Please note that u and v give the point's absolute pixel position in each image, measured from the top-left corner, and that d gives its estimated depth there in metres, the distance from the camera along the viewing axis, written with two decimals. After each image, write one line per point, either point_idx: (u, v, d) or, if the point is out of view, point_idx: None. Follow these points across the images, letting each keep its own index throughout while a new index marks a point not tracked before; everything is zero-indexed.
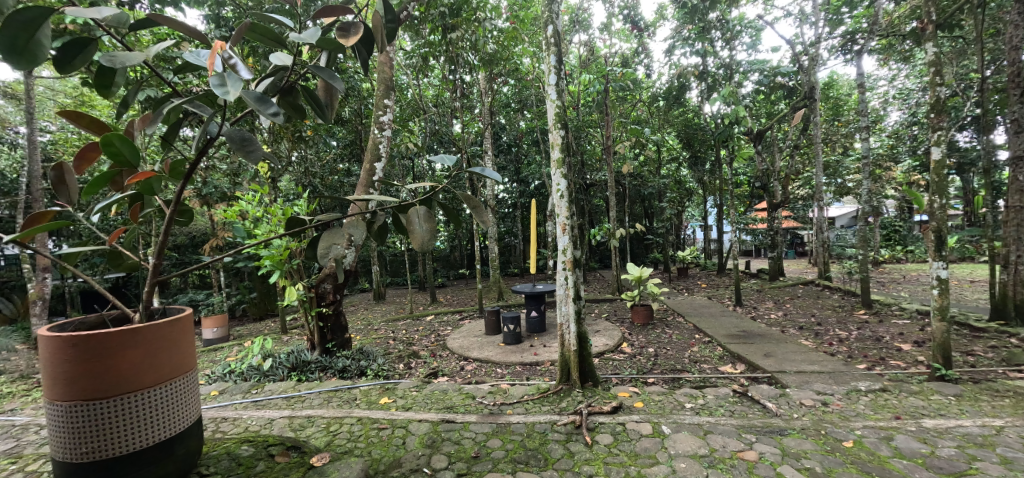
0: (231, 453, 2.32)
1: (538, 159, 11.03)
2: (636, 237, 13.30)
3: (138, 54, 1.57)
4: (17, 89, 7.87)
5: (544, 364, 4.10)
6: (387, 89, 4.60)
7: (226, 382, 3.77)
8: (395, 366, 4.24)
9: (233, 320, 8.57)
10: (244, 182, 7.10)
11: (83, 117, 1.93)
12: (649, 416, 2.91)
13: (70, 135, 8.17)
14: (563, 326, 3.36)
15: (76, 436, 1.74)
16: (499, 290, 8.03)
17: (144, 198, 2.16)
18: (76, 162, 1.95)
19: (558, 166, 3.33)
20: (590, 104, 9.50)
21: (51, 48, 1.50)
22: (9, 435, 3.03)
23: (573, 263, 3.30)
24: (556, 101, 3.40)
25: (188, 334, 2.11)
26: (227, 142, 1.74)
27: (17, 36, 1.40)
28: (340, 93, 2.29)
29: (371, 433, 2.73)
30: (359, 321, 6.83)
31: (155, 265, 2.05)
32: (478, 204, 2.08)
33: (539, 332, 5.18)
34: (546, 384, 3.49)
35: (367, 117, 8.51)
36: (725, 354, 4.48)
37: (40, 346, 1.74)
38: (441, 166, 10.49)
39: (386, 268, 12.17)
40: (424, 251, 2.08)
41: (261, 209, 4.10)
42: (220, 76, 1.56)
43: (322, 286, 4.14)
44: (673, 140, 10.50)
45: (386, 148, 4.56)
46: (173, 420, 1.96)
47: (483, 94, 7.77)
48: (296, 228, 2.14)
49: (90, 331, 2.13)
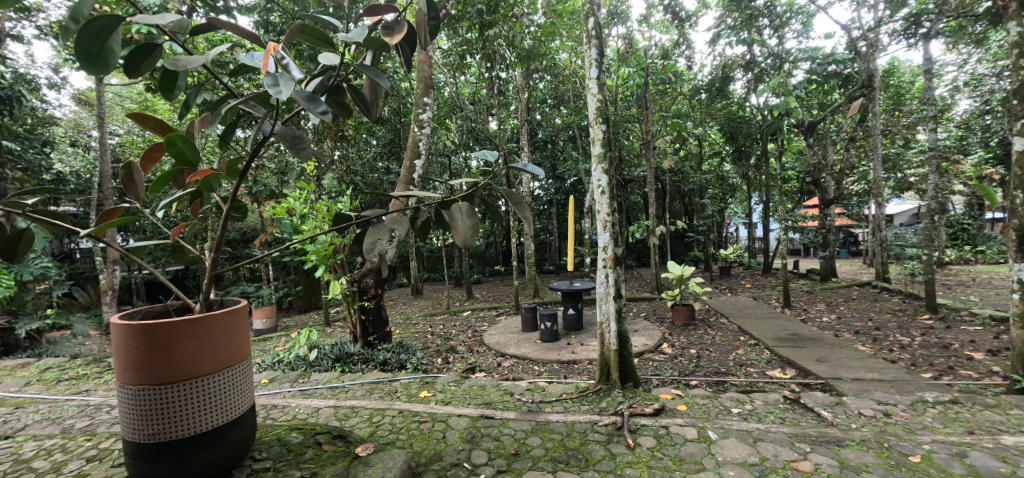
0: (281, 440, 2.44)
1: (574, 155, 10.91)
2: (676, 235, 12.90)
3: (197, 57, 1.69)
4: (90, 96, 8.58)
5: (582, 363, 4.03)
6: (426, 87, 4.60)
7: (276, 371, 3.93)
8: (434, 361, 4.28)
9: (280, 312, 8.99)
10: (291, 180, 7.40)
11: (148, 118, 2.07)
12: (693, 420, 2.81)
13: (135, 137, 8.78)
14: (603, 324, 3.28)
15: (143, 418, 1.87)
16: (535, 288, 7.98)
17: (203, 194, 2.30)
18: (142, 161, 2.11)
19: (599, 162, 3.23)
20: (627, 99, 9.29)
21: (121, 55, 1.61)
22: (85, 413, 3.30)
23: (614, 261, 3.20)
24: (597, 95, 3.30)
25: (243, 324, 2.21)
26: (279, 141, 1.87)
27: (92, 43, 1.51)
28: (385, 90, 2.34)
29: (412, 426, 2.77)
30: (398, 316, 6.97)
31: (213, 259, 2.16)
32: (519, 200, 2.13)
33: (576, 330, 5.11)
34: (584, 383, 3.43)
35: (406, 116, 8.66)
36: (774, 359, 4.24)
37: (112, 335, 1.88)
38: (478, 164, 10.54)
39: (423, 264, 12.43)
40: (467, 247, 2.04)
41: (306, 205, 4.20)
42: (272, 76, 1.64)
43: (364, 281, 4.27)
44: (715, 134, 10.10)
45: (426, 146, 4.58)
46: (228, 406, 2.06)
47: (520, 91, 7.70)
48: (342, 225, 2.23)
49: (155, 320, 2.28)
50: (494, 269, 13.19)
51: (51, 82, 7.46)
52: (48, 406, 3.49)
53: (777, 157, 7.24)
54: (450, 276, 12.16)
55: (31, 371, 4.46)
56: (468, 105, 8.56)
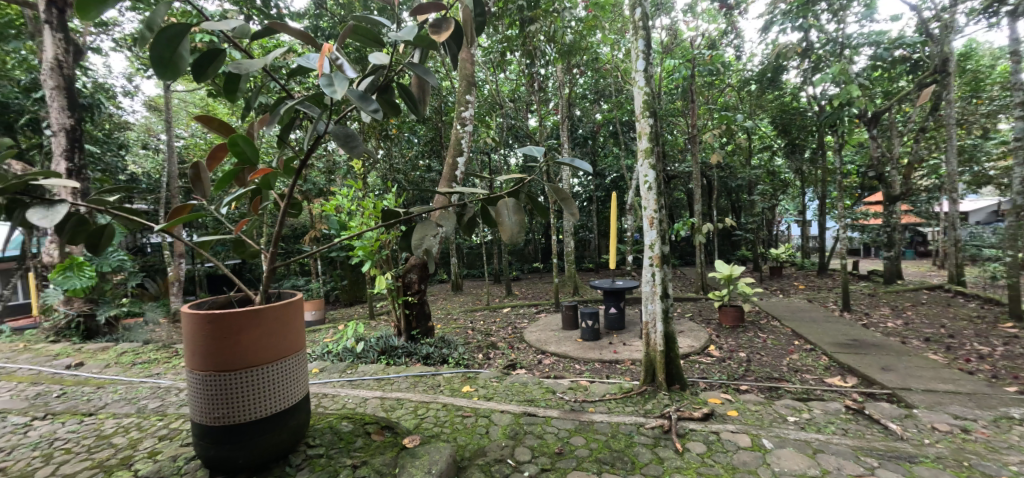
0: (333, 428, 2.56)
1: (615, 151, 10.69)
2: (722, 233, 12.38)
3: (257, 60, 1.83)
4: (158, 102, 9.29)
5: (624, 364, 3.95)
6: (469, 85, 4.63)
7: (325, 361, 4.10)
8: (475, 356, 4.32)
9: (327, 305, 9.39)
10: (338, 178, 7.70)
11: (214, 120, 2.20)
12: (746, 426, 2.68)
13: (198, 140, 9.42)
14: (649, 324, 3.20)
15: (209, 403, 1.99)
16: (574, 286, 7.91)
17: (262, 192, 2.42)
18: (208, 161, 2.25)
19: (646, 157, 3.14)
20: (671, 92, 8.98)
21: (190, 60, 1.70)
22: (158, 394, 3.57)
23: (661, 259, 3.10)
24: (644, 89, 3.20)
25: (299, 315, 2.30)
26: (333, 140, 1.94)
27: (165, 50, 1.61)
28: (432, 87, 2.36)
29: (456, 420, 2.80)
30: (439, 311, 7.11)
31: (273, 253, 2.27)
32: (566, 197, 2.22)
33: (618, 329, 5.01)
34: (629, 384, 3.35)
35: (447, 114, 8.80)
36: (833, 365, 3.98)
37: (183, 324, 2.01)
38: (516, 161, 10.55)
39: (463, 261, 12.61)
40: (513, 244, 2.04)
41: (354, 202, 4.33)
42: (328, 76, 1.69)
43: (408, 276, 4.39)
44: (766, 127, 9.58)
45: (468, 143, 4.61)
46: (286, 394, 2.16)
47: (561, 87, 7.61)
48: (392, 222, 2.30)
49: (221, 310, 2.43)
50: (532, 266, 13.18)
51: (125, 90, 8.13)
52: (126, 386, 3.80)
53: (836, 150, 6.77)
54: (489, 272, 12.27)
55: (112, 354, 4.89)
56: (508, 102, 8.56)
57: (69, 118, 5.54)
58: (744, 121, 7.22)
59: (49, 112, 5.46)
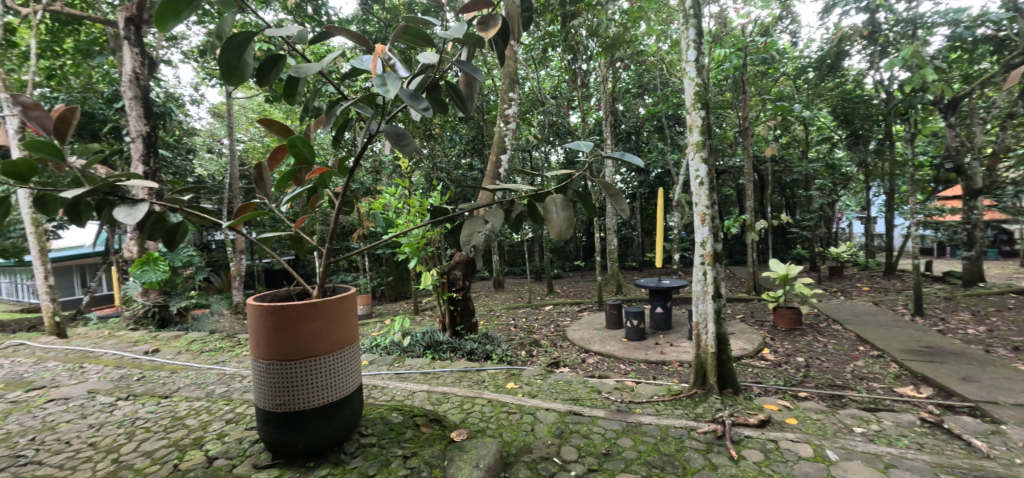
0: (384, 419, 2.65)
1: (659, 146, 10.39)
2: (774, 230, 11.74)
3: (315, 63, 1.89)
4: (221, 109, 9.97)
5: (672, 365, 3.83)
6: (511, 82, 4.63)
7: (374, 354, 4.25)
8: (518, 353, 4.34)
9: (374, 300, 9.75)
10: (384, 177, 7.96)
11: (274, 123, 2.32)
12: (806, 436, 2.52)
13: (255, 143, 10.04)
14: (700, 325, 3.09)
15: (273, 390, 2.11)
16: (618, 284, 7.77)
17: (319, 191, 2.53)
18: (269, 161, 2.37)
19: (697, 150, 3.02)
20: (720, 83, 8.61)
21: (254, 65, 1.80)
22: (224, 381, 3.83)
23: (713, 257, 2.98)
24: (695, 80, 3.07)
25: (353, 309, 2.39)
26: (385, 139, 2.00)
27: (232, 56, 1.70)
28: (480, 85, 2.37)
29: (501, 416, 2.83)
30: (482, 307, 7.20)
31: (329, 249, 2.36)
32: (615, 192, 2.17)
33: (664, 329, 4.87)
34: (677, 386, 3.25)
35: (490, 113, 8.87)
36: (903, 374, 3.67)
37: (249, 315, 2.14)
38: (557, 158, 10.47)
39: (504, 258, 12.71)
40: (562, 239, 2.02)
41: (401, 200, 4.47)
42: (381, 76, 1.74)
43: (453, 273, 4.47)
44: (824, 117, 8.97)
45: (511, 141, 4.63)
46: (342, 384, 2.25)
47: (603, 82, 7.49)
48: (441, 219, 2.35)
49: (282, 302, 2.56)
50: (574, 264, 13.08)
51: (193, 98, 8.79)
52: (197, 372, 4.12)
53: (907, 141, 6.23)
54: (530, 270, 12.30)
55: (183, 341, 5.32)
56: (550, 99, 8.53)
57: (146, 125, 6.06)
58: (801, 111, 6.78)
59: (129, 120, 6.01)
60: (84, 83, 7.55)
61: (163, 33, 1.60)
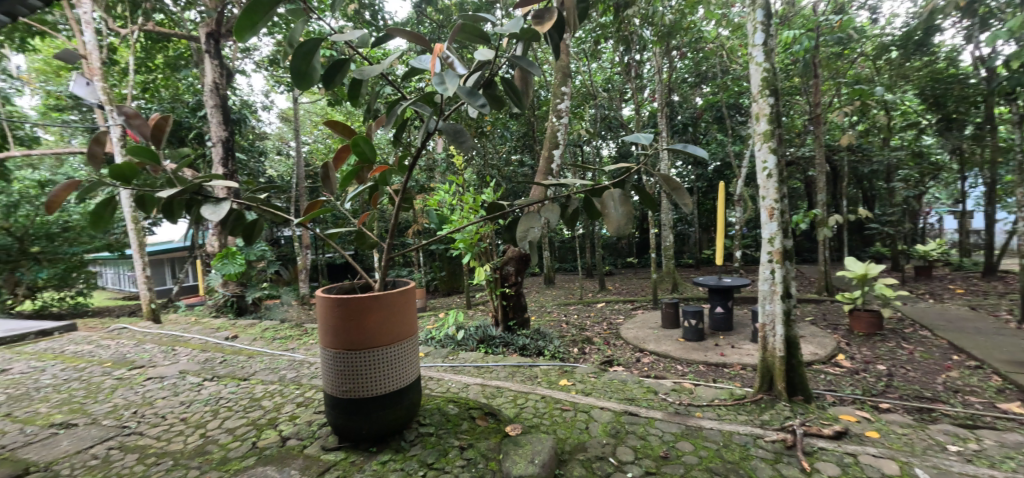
0: (442, 410, 2.75)
1: (717, 137, 9.88)
2: (849, 226, 10.80)
3: (377, 65, 1.97)
4: (288, 114, 10.72)
5: (733, 368, 3.65)
6: (564, 76, 4.59)
7: (430, 346, 4.40)
8: (570, 350, 4.32)
9: (427, 293, 10.09)
10: (437, 175, 8.21)
11: (339, 124, 2.44)
12: (890, 451, 2.30)
13: (319, 144, 10.69)
14: (767, 327, 2.92)
15: (339, 376, 2.24)
16: (673, 282, 7.51)
17: (380, 188, 2.64)
18: (335, 160, 2.50)
19: (765, 140, 2.84)
20: (788, 68, 8.04)
21: (321, 70, 1.90)
22: (295, 366, 4.14)
23: (782, 255, 2.80)
24: (762, 65, 2.89)
25: (412, 303, 2.48)
26: (443, 136, 2.04)
27: (303, 62, 1.82)
28: (535, 79, 2.36)
29: (555, 412, 2.83)
30: (533, 303, 7.24)
31: (390, 245, 2.46)
32: (677, 186, 2.08)
33: (724, 330, 4.65)
34: (740, 391, 3.10)
35: (540, 109, 8.87)
36: (1009, 389, 3.25)
37: (318, 305, 2.28)
38: (608, 153, 10.26)
39: (555, 254, 12.70)
40: (620, 236, 1.97)
41: (455, 197, 4.58)
42: (440, 75, 1.78)
43: (506, 268, 4.53)
44: (910, 100, 8.10)
45: (564, 136, 4.59)
46: (401, 375, 2.34)
47: (658, 72, 7.24)
48: (497, 215, 2.37)
49: (347, 295, 2.71)
50: (626, 260, 12.80)
51: (264, 104, 9.50)
52: (271, 358, 4.47)
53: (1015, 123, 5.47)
54: (581, 266, 12.20)
55: (258, 329, 5.80)
56: (601, 92, 8.38)
57: (225, 131, 6.62)
58: (883, 94, 6.16)
59: (211, 127, 6.60)
60: (173, 94, 8.39)
61: (242, 43, 1.73)
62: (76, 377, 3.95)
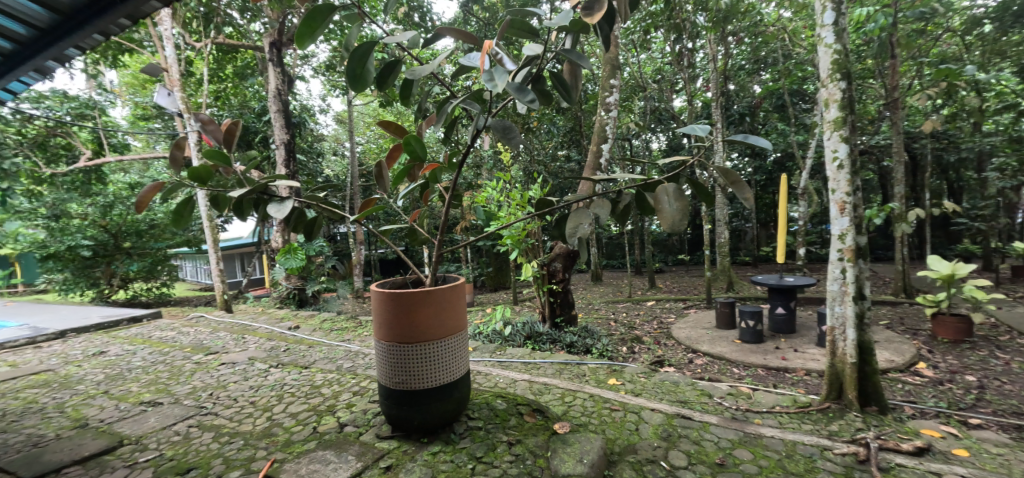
0: (490, 405, 2.80)
1: (777, 127, 9.28)
2: (931, 221, 9.77)
3: (428, 65, 2.01)
4: (343, 116, 11.26)
5: (796, 373, 3.43)
6: (613, 69, 4.48)
7: (478, 341, 4.49)
8: (619, 349, 4.25)
9: (475, 289, 10.29)
10: (485, 172, 8.33)
11: (392, 124, 2.52)
12: (983, 473, 2.06)
13: (372, 144, 11.16)
14: (835, 330, 2.72)
15: (393, 368, 2.33)
16: (728, 280, 7.17)
17: (430, 186, 2.70)
18: (388, 159, 2.58)
19: (836, 128, 2.63)
20: (860, 49, 7.39)
21: (375, 71, 1.97)
22: (352, 356, 4.37)
23: (855, 254, 2.58)
24: (834, 46, 2.67)
25: (461, 299, 2.53)
26: (493, 133, 2.06)
27: (359, 65, 1.89)
28: (584, 72, 2.31)
29: (604, 412, 2.79)
30: (580, 300, 7.18)
31: (441, 242, 2.52)
32: (737, 180, 1.96)
33: (784, 332, 4.38)
34: (803, 398, 2.91)
35: (588, 103, 8.74)
36: None
37: (373, 299, 2.39)
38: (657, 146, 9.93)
39: (602, 250, 12.54)
40: (674, 233, 1.89)
41: (502, 194, 4.62)
42: (489, 72, 1.78)
43: (553, 265, 4.52)
44: (1008, 78, 7.17)
45: (612, 130, 4.50)
46: (451, 369, 2.41)
47: (712, 60, 6.91)
48: (546, 211, 2.35)
49: (400, 289, 2.81)
50: (676, 257, 12.37)
51: (321, 108, 10.04)
52: (330, 348, 4.74)
53: None
54: (629, 263, 11.96)
55: (317, 320, 6.17)
56: (651, 83, 8.12)
57: (287, 134, 7.07)
58: (975, 73, 5.50)
59: (275, 130, 7.07)
60: (241, 101, 9.08)
61: (303, 50, 1.83)
62: (162, 360, 4.39)
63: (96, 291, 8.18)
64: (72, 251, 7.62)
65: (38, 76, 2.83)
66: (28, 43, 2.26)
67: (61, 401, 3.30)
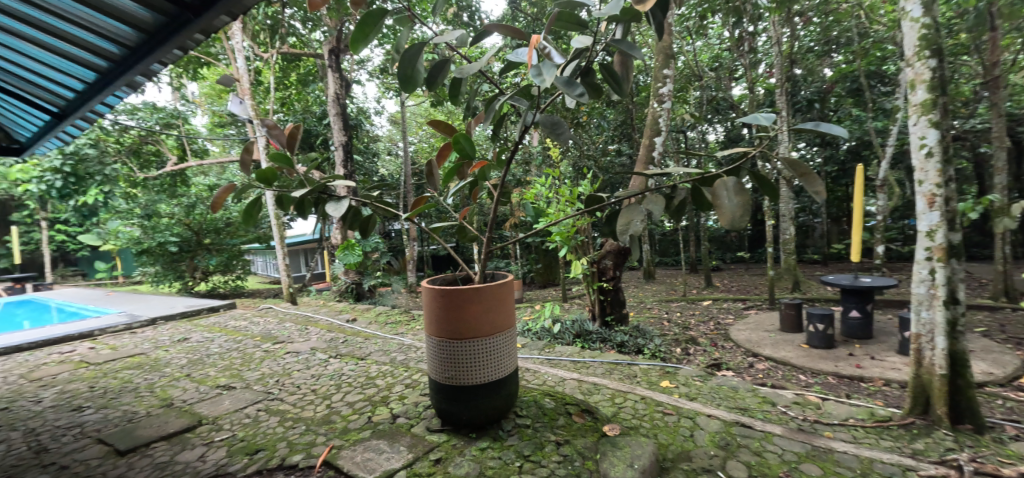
0: (538, 403, 2.77)
1: (850, 113, 8.49)
2: None
3: (476, 63, 2.00)
4: (396, 117, 11.69)
5: (874, 384, 3.11)
6: (666, 58, 4.29)
7: (527, 338, 4.49)
8: (672, 350, 4.07)
9: (524, 285, 10.33)
10: (534, 168, 8.32)
11: (442, 123, 2.55)
12: None
13: (425, 143, 11.50)
14: (922, 338, 2.43)
15: (443, 363, 2.37)
16: (794, 280, 6.66)
17: (479, 183, 2.71)
18: (438, 157, 2.62)
19: (924, 111, 2.34)
20: (953, 21, 6.56)
21: (424, 72, 2.00)
22: (405, 349, 4.52)
23: (947, 252, 2.29)
24: (922, 20, 2.37)
25: (510, 296, 2.52)
26: (541, 129, 2.02)
27: (409, 67, 1.93)
28: (636, 61, 2.21)
29: (655, 416, 2.68)
30: (632, 298, 6.98)
31: (489, 239, 2.52)
32: (807, 172, 1.77)
33: (860, 338, 4.00)
34: (883, 412, 2.62)
35: (639, 95, 8.46)
36: None
37: (424, 295, 2.44)
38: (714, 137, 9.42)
39: (655, 247, 12.14)
40: (734, 229, 1.76)
41: (551, 190, 4.58)
42: (537, 67, 1.74)
43: (603, 262, 4.42)
44: None
45: (666, 121, 4.31)
46: (500, 366, 2.41)
47: (776, 43, 6.43)
48: (596, 208, 2.28)
49: (449, 285, 2.86)
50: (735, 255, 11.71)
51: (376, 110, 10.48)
52: (384, 340, 4.94)
53: None
54: (684, 261, 11.49)
55: (372, 313, 6.46)
56: (707, 71, 7.71)
57: (345, 136, 7.44)
58: None
59: (334, 133, 7.47)
60: (303, 107, 9.68)
61: (357, 55, 1.89)
62: (236, 347, 4.78)
63: (181, 283, 9.08)
64: (162, 246, 8.49)
65: (129, 90, 3.15)
66: (120, 60, 2.52)
67: (152, 382, 3.69)
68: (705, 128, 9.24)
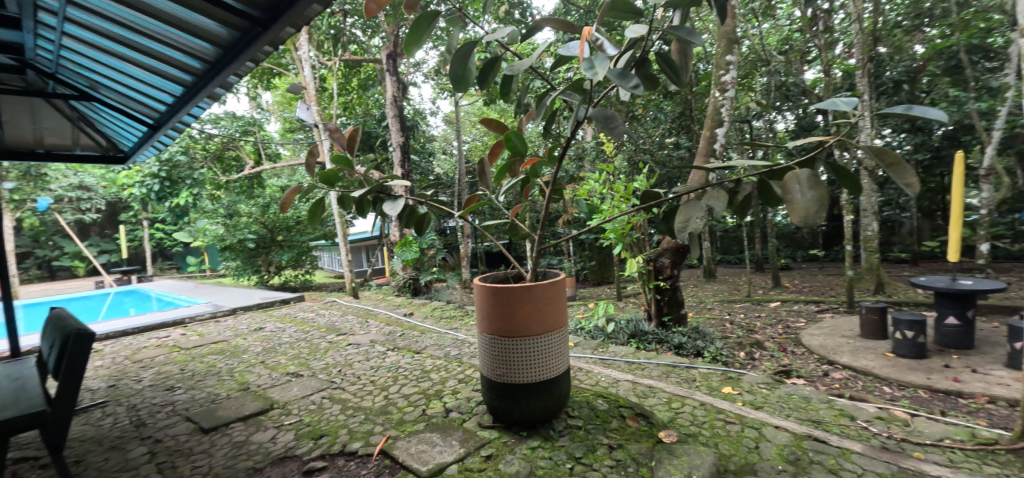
0: (590, 404, 2.71)
1: (946, 93, 7.52)
2: None
3: (526, 59, 1.97)
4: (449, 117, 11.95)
5: (978, 401, 2.73)
6: (730, 43, 4.02)
7: (579, 336, 4.42)
8: (736, 354, 3.83)
9: (577, 282, 10.20)
10: (587, 164, 8.17)
11: (495, 122, 2.56)
12: None
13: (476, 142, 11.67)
14: None
15: (495, 360, 2.38)
16: (878, 281, 6.03)
17: (531, 180, 2.68)
18: (490, 155, 2.63)
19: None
20: None
21: (475, 71, 2.00)
22: (458, 345, 4.62)
23: None
24: None
25: (562, 295, 2.48)
26: (593, 123, 1.96)
27: (460, 67, 1.95)
28: (697, 49, 2.07)
29: (716, 424, 2.52)
30: (691, 298, 6.66)
31: (540, 236, 2.49)
32: (895, 162, 1.54)
33: (960, 347, 3.53)
34: (990, 433, 2.29)
35: (699, 84, 8.03)
36: None
37: (476, 292, 2.46)
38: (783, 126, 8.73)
39: (716, 245, 11.51)
40: (807, 225, 1.59)
41: (606, 186, 4.45)
42: (589, 59, 1.69)
43: (660, 260, 4.24)
44: None
45: (729, 111, 4.04)
46: (552, 365, 2.38)
47: (857, 19, 5.83)
48: (651, 204, 2.17)
49: (501, 283, 2.87)
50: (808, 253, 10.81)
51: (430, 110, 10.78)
52: (439, 335, 5.08)
53: None
54: (749, 259, 10.79)
55: (427, 308, 6.66)
56: (776, 55, 7.16)
57: (402, 136, 7.72)
58: None
59: (392, 134, 7.77)
60: (364, 110, 10.17)
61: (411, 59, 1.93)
62: (304, 337, 5.13)
63: (258, 277, 9.89)
64: (241, 243, 9.30)
65: (210, 101, 3.45)
66: (202, 74, 2.76)
67: (232, 366, 4.05)
68: (773, 116, 8.60)
